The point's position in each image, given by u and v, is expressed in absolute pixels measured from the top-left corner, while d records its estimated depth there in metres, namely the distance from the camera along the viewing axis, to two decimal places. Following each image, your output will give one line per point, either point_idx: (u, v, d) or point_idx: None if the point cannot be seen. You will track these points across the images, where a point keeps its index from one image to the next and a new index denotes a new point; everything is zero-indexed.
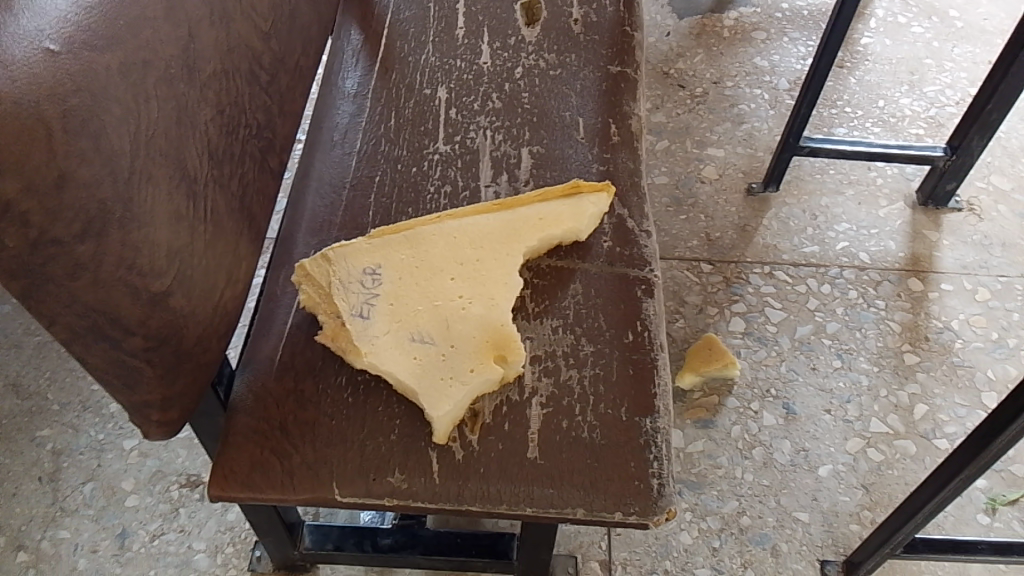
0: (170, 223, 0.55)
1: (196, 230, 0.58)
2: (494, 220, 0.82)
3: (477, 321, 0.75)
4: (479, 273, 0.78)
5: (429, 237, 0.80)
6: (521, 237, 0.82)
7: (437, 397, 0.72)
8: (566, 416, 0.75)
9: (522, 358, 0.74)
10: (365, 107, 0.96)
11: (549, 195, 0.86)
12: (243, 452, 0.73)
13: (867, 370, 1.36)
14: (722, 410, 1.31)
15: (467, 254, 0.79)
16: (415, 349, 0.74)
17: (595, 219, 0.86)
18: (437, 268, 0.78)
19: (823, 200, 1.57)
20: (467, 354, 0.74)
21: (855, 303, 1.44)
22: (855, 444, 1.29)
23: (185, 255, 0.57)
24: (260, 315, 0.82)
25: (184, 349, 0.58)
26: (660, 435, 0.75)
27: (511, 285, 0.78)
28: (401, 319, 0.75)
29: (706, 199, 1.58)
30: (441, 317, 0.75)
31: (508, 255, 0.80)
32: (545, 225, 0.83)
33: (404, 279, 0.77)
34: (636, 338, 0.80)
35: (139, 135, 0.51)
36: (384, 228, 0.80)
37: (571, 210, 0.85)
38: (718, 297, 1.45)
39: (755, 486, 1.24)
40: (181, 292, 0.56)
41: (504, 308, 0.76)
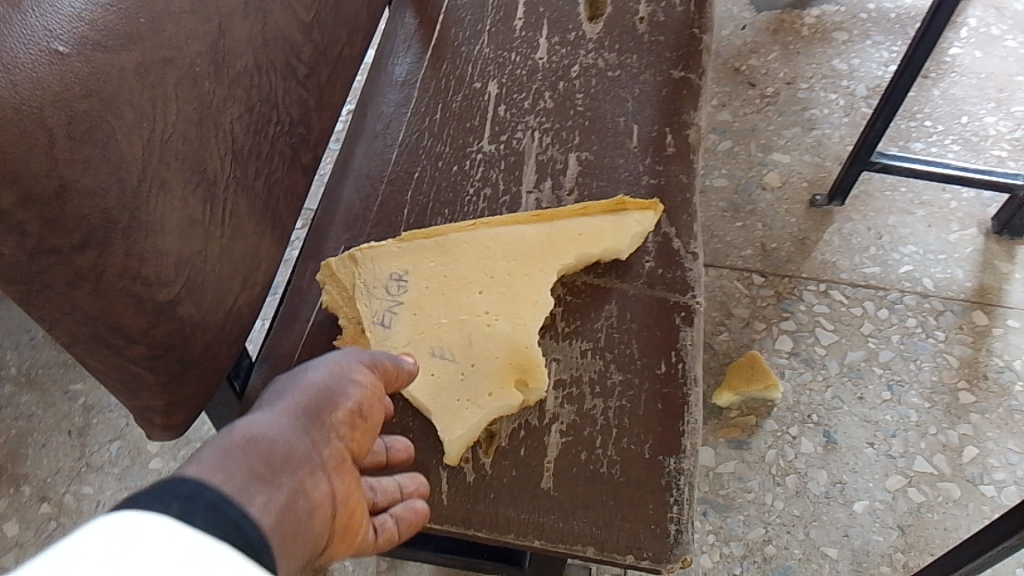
0: (182, 230, 0.53)
1: (212, 235, 0.56)
2: (530, 233, 0.79)
3: (501, 341, 0.72)
4: (509, 288, 0.75)
5: (460, 245, 0.77)
6: (557, 253, 0.78)
7: (452, 418, 0.70)
8: (585, 448, 0.72)
9: (545, 385, 0.71)
10: (412, 97, 0.93)
11: (592, 210, 0.82)
12: None
13: (917, 406, 1.30)
14: (758, 432, 1.27)
15: (498, 267, 0.76)
16: (434, 365, 0.71)
17: (638, 239, 0.82)
18: (466, 280, 0.75)
19: (890, 218, 1.49)
20: (486, 375, 0.71)
21: (912, 333, 1.37)
22: (896, 482, 1.23)
23: (197, 262, 0.55)
24: (284, 309, 0.80)
25: (190, 358, 0.56)
26: (683, 477, 0.71)
27: (541, 304, 0.75)
28: (423, 331, 0.72)
29: (765, 206, 1.51)
30: (463, 333, 0.72)
31: (541, 271, 0.76)
32: (582, 241, 0.79)
33: (429, 289, 0.75)
34: (669, 370, 0.76)
35: (152, 140, 0.50)
36: (415, 231, 0.78)
37: (612, 227, 0.81)
38: (767, 312, 1.39)
39: (785, 515, 1.20)
40: (190, 300, 0.55)
41: (530, 330, 0.73)
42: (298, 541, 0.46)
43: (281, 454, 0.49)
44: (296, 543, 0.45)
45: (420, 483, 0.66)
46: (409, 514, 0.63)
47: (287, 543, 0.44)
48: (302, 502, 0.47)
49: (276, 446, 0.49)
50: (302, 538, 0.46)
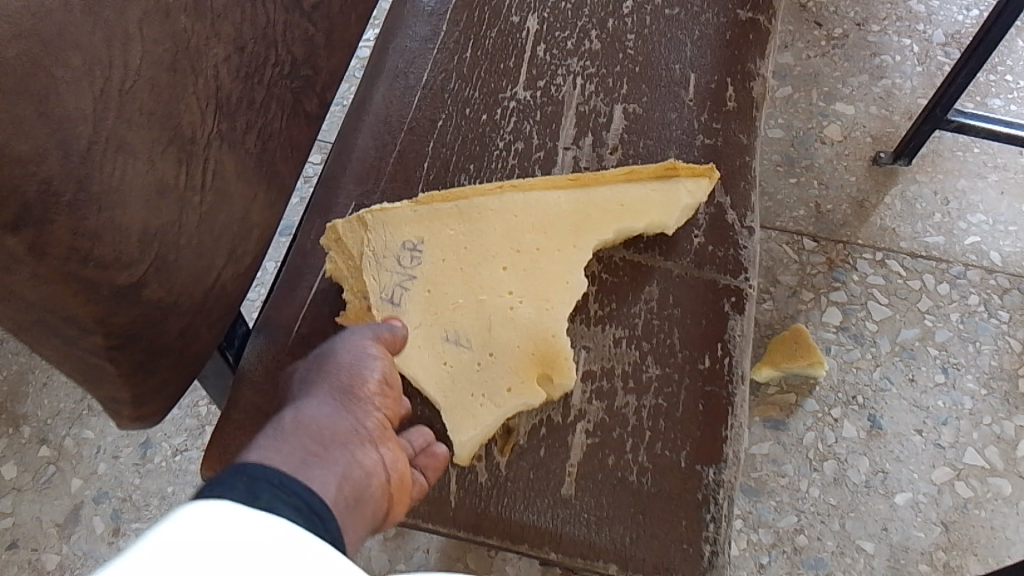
0: (148, 200, 0.46)
1: (189, 203, 0.49)
2: (565, 201, 0.69)
3: (525, 328, 0.64)
4: (537, 267, 0.67)
5: (484, 212, 0.68)
6: (594, 226, 0.68)
7: (464, 414, 0.63)
8: (613, 452, 0.64)
9: (571, 384, 0.63)
10: (440, 30, 0.82)
11: (639, 174, 0.71)
12: (243, 432, 0.64)
13: (973, 392, 1.20)
14: (797, 412, 1.18)
15: (525, 241, 0.67)
16: (447, 352, 0.64)
17: (689, 210, 0.71)
18: (488, 254, 0.67)
19: (959, 183, 1.36)
20: (506, 368, 0.63)
21: (974, 312, 1.26)
22: (943, 474, 1.15)
23: (168, 236, 0.48)
24: (285, 271, 0.72)
25: (159, 345, 0.50)
26: (723, 491, 0.63)
27: (572, 285, 0.66)
28: (437, 312, 0.65)
29: (824, 163, 1.38)
30: (482, 318, 0.65)
31: (574, 247, 0.68)
32: (625, 213, 0.69)
33: (447, 263, 0.67)
34: (713, 366, 0.67)
35: (106, 93, 0.43)
36: (434, 193, 0.70)
37: (660, 197, 0.70)
38: (817, 281, 1.28)
39: (819, 504, 1.13)
40: (160, 281, 0.48)
41: (557, 316, 0.65)
42: (359, 514, 0.46)
43: (329, 431, 0.49)
44: (357, 514, 0.46)
45: (426, 433, 0.59)
46: (432, 461, 0.58)
47: (347, 515, 0.45)
48: (357, 472, 0.47)
49: (322, 425, 0.49)
50: (363, 505, 0.47)
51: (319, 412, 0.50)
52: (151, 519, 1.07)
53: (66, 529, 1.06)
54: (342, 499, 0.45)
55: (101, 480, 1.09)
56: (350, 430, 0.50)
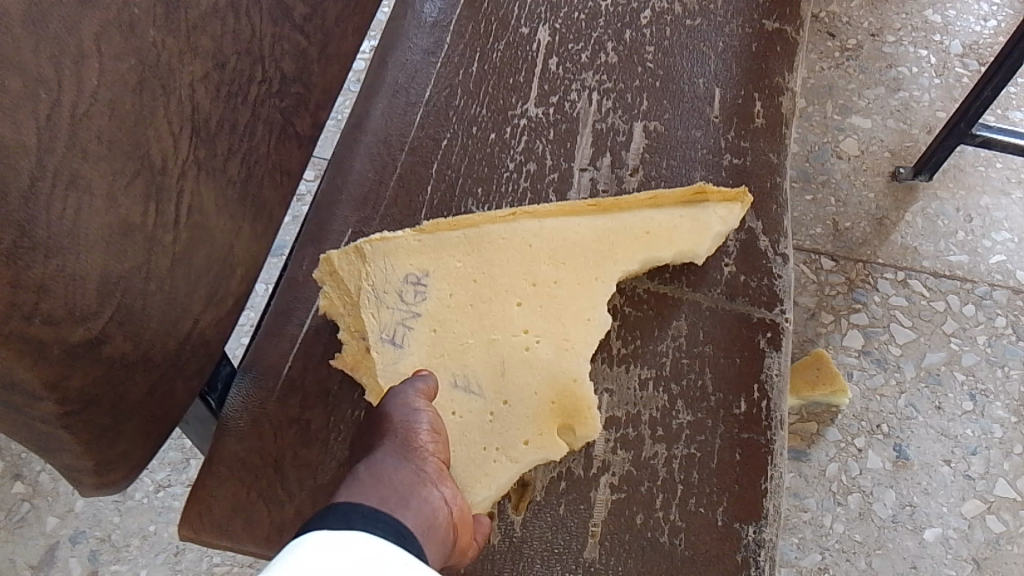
0: (107, 245, 0.42)
1: (158, 244, 0.45)
2: (586, 228, 0.63)
3: (543, 371, 0.58)
4: (557, 302, 0.60)
5: (496, 241, 0.62)
6: (618, 256, 0.62)
7: (477, 473, 0.55)
8: (641, 510, 0.57)
9: (597, 435, 0.57)
10: (444, 42, 0.76)
11: (665, 199, 0.65)
12: (227, 488, 0.58)
13: (1003, 420, 1.14)
14: (819, 442, 1.12)
15: (543, 273, 0.61)
16: (456, 399, 0.57)
17: (720, 239, 0.65)
18: (501, 288, 0.61)
19: (982, 199, 1.30)
20: (523, 417, 0.57)
21: (1002, 335, 1.20)
22: (973, 508, 1.08)
23: (133, 280, 0.43)
24: (275, 306, 0.65)
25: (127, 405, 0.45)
26: (763, 552, 0.57)
27: (594, 322, 0.60)
28: (445, 355, 0.58)
29: (840, 178, 1.32)
30: (495, 360, 0.58)
31: (596, 280, 0.61)
32: (651, 242, 0.63)
33: (456, 299, 0.60)
34: (749, 410, 0.61)
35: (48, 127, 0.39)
36: (440, 220, 0.63)
37: (689, 224, 0.64)
38: (836, 302, 1.22)
39: (845, 541, 1.07)
40: (123, 335, 0.43)
41: (580, 359, 0.58)
42: (435, 545, 0.46)
43: (394, 476, 0.47)
44: (430, 550, 0.45)
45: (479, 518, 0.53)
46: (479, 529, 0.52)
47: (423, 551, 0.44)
48: (427, 511, 0.46)
49: (387, 470, 0.47)
50: (433, 543, 0.45)
51: (380, 461, 0.48)
52: (131, 561, 0.98)
53: (41, 572, 0.97)
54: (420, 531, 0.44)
55: (78, 518, 1.00)
56: (414, 471, 0.48)
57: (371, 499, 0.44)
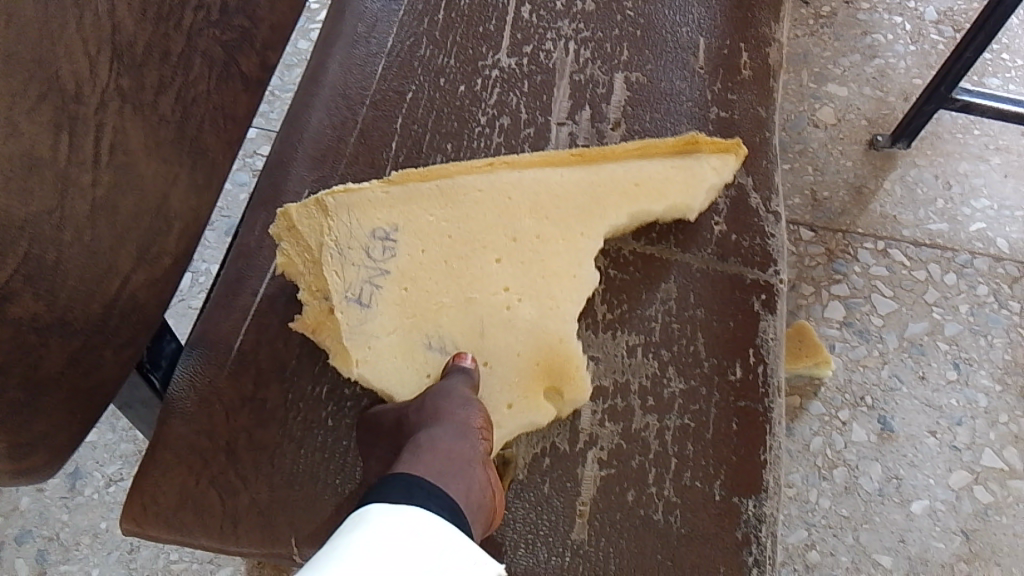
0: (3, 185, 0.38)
1: (68, 190, 0.41)
2: (569, 180, 0.59)
3: (525, 331, 0.54)
4: (537, 260, 0.56)
5: (471, 195, 0.58)
6: (603, 210, 0.58)
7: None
8: (633, 486, 0.52)
9: (586, 398, 0.53)
10: None
11: (655, 148, 0.61)
12: (174, 477, 0.52)
13: (987, 389, 1.11)
14: (803, 416, 1.09)
15: (522, 228, 0.57)
16: (429, 363, 0.53)
17: (714, 191, 0.61)
18: (477, 245, 0.57)
19: (960, 166, 1.28)
20: (504, 381, 0.53)
21: (984, 303, 1.17)
22: (960, 479, 1.06)
23: (39, 229, 0.40)
24: (225, 274, 0.59)
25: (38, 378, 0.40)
26: (765, 528, 0.52)
27: (579, 279, 0.56)
28: (419, 316, 0.54)
29: (818, 147, 1.29)
30: (474, 321, 0.54)
31: (581, 235, 0.57)
32: (641, 194, 0.59)
33: (429, 256, 0.56)
34: (745, 376, 0.56)
35: None
36: (411, 171, 0.59)
37: (680, 175, 0.60)
38: (816, 274, 1.19)
39: (831, 516, 1.04)
40: (34, 293, 0.40)
41: (563, 319, 0.55)
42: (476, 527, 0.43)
43: (449, 449, 0.44)
44: (473, 527, 0.42)
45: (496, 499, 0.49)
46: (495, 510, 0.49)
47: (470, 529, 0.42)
48: (476, 489, 0.43)
49: (441, 443, 0.44)
50: (477, 522, 0.43)
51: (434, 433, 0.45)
52: (81, 562, 0.90)
53: None
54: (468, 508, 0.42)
55: (24, 518, 0.92)
56: (466, 447, 0.45)
57: (429, 470, 0.41)
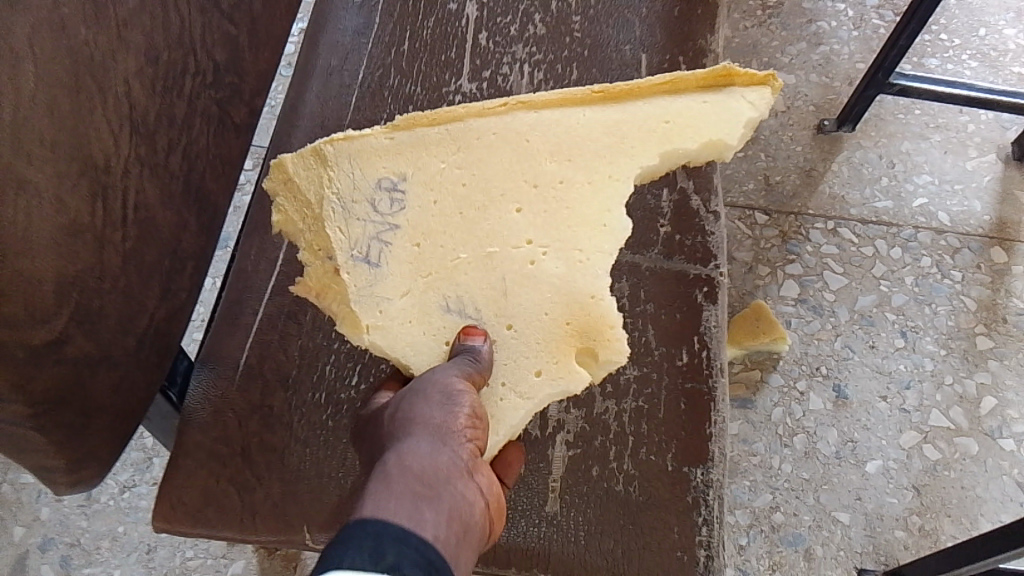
0: (60, 244, 0.41)
1: (109, 242, 0.45)
2: (593, 119, 0.61)
3: (550, 285, 0.56)
4: (562, 206, 0.58)
5: (484, 137, 0.60)
6: (629, 144, 0.60)
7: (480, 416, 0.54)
8: (597, 462, 0.61)
9: (624, 359, 0.54)
10: (373, 22, 0.76)
11: (684, 83, 0.62)
12: (197, 479, 0.59)
13: (932, 353, 1.20)
14: (763, 389, 1.18)
15: (545, 172, 0.59)
16: (448, 325, 0.56)
17: (750, 126, 0.61)
18: (499, 193, 0.59)
19: (903, 145, 1.36)
20: (530, 350, 0.55)
21: (928, 274, 1.26)
22: (911, 439, 1.15)
23: (90, 280, 0.44)
24: (226, 297, 0.66)
25: (93, 405, 0.46)
26: (712, 492, 0.60)
27: (609, 225, 0.58)
28: (435, 273, 0.57)
29: (769, 134, 1.36)
30: (496, 276, 0.56)
31: (611, 176, 0.59)
32: (671, 132, 0.60)
33: (443, 208, 0.58)
34: (692, 361, 0.64)
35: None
36: (418, 115, 0.61)
37: (712, 109, 0.60)
38: (772, 255, 1.27)
39: (793, 480, 1.12)
40: (85, 336, 0.44)
41: (588, 273, 0.56)
42: (469, 547, 0.43)
43: (430, 468, 0.44)
44: (463, 550, 0.42)
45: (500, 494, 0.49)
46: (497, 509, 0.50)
47: (456, 555, 0.41)
48: (460, 509, 0.43)
49: (421, 462, 0.44)
50: (466, 543, 0.43)
51: (414, 448, 0.45)
52: (103, 563, 0.97)
53: None
54: (453, 535, 0.42)
55: (45, 526, 0.99)
56: (449, 460, 0.45)
57: (405, 500, 0.41)
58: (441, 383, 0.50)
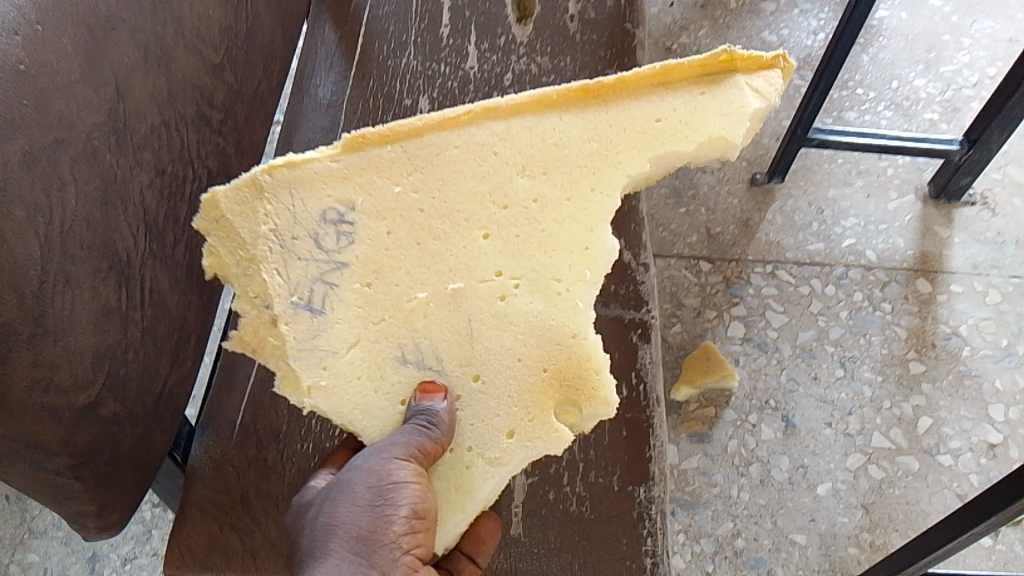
0: (97, 324, 0.51)
1: (132, 320, 0.54)
2: (572, 125, 0.65)
3: (524, 327, 0.60)
4: (535, 228, 0.62)
5: (452, 153, 0.64)
6: (611, 153, 0.64)
7: (452, 486, 0.59)
8: (553, 487, 0.70)
9: (611, 411, 0.59)
10: (339, 120, 0.88)
11: (680, 72, 0.65)
12: (202, 528, 0.67)
13: (870, 380, 1.31)
14: (718, 424, 1.27)
15: (519, 191, 0.63)
16: (404, 376, 0.60)
17: (755, 117, 0.65)
18: (469, 219, 0.62)
19: (829, 192, 1.48)
20: (502, 407, 0.60)
21: (860, 307, 1.37)
22: (856, 461, 1.25)
23: (119, 352, 0.53)
24: (221, 366, 0.75)
25: (123, 457, 0.55)
26: (655, 506, 0.69)
27: (590, 249, 0.62)
28: (387, 319, 0.60)
29: (707, 190, 1.48)
30: (463, 318, 0.60)
31: (591, 190, 0.63)
32: (665, 133, 0.64)
33: (399, 237, 0.61)
34: (630, 394, 0.74)
35: (51, 233, 0.47)
36: (370, 132, 0.63)
37: (712, 106, 0.64)
38: (717, 299, 1.38)
39: (751, 506, 1.22)
40: (114, 398, 0.53)
41: (567, 316, 0.60)
42: None
43: None
44: None
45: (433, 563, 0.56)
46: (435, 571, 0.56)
47: None
48: None
49: None
50: None
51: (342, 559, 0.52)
52: None
53: None
54: None
55: None
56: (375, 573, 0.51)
57: None
58: (381, 474, 0.54)
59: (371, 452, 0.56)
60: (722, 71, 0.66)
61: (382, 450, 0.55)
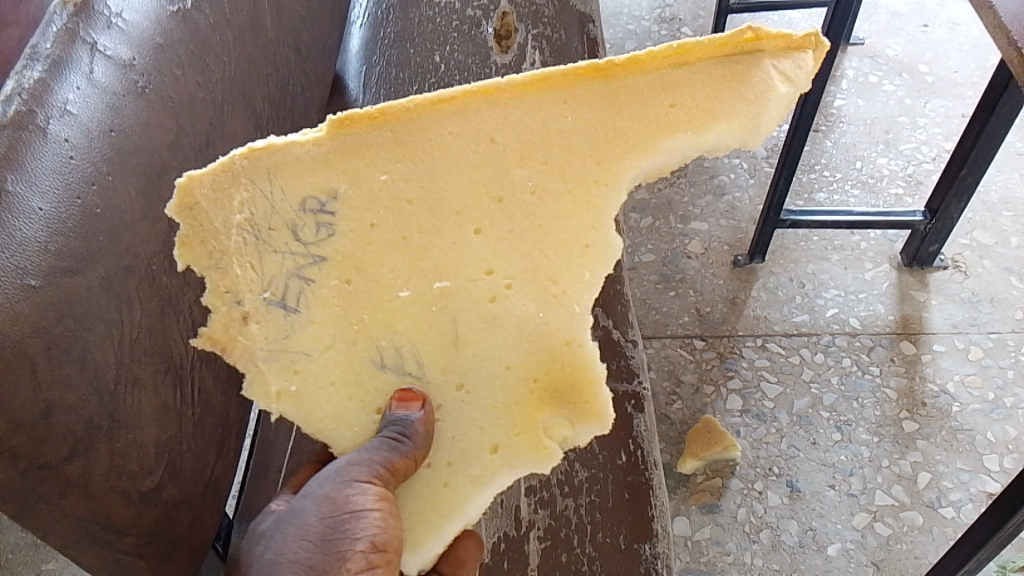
0: (158, 419, 0.60)
1: (185, 416, 0.64)
2: (575, 110, 0.60)
3: (518, 322, 0.61)
4: (531, 222, 0.61)
5: (442, 139, 0.60)
6: (617, 140, 0.60)
7: (435, 502, 0.63)
8: (564, 549, 0.76)
9: (605, 428, 0.61)
10: None
11: (701, 51, 0.59)
12: None
13: (867, 441, 1.36)
14: (726, 493, 1.33)
15: (515, 184, 0.61)
16: (387, 379, 0.61)
17: (785, 104, 0.59)
18: (459, 214, 0.61)
19: (808, 267, 1.58)
20: (487, 421, 0.62)
21: (850, 371, 1.44)
22: (862, 520, 1.29)
23: (174, 444, 0.62)
24: (256, 461, 0.83)
25: (177, 536, 0.63)
26: (660, 561, 0.75)
27: (592, 245, 0.61)
28: (366, 320, 0.61)
29: (693, 274, 1.58)
30: (452, 318, 0.61)
31: (593, 183, 0.61)
32: (679, 121, 0.59)
33: (383, 230, 0.60)
34: (630, 459, 0.81)
35: (122, 343, 0.57)
36: (359, 113, 0.60)
37: (735, 93, 0.59)
38: (713, 374, 1.46)
39: (765, 572, 1.26)
40: (171, 484, 0.62)
41: (563, 322, 0.61)
42: None
43: None
44: None
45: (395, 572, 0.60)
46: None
47: None
48: None
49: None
50: None
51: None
52: None
53: None
54: None
55: None
56: None
57: None
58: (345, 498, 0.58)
59: (343, 469, 0.60)
60: (748, 52, 0.59)
61: (353, 472, 0.59)
